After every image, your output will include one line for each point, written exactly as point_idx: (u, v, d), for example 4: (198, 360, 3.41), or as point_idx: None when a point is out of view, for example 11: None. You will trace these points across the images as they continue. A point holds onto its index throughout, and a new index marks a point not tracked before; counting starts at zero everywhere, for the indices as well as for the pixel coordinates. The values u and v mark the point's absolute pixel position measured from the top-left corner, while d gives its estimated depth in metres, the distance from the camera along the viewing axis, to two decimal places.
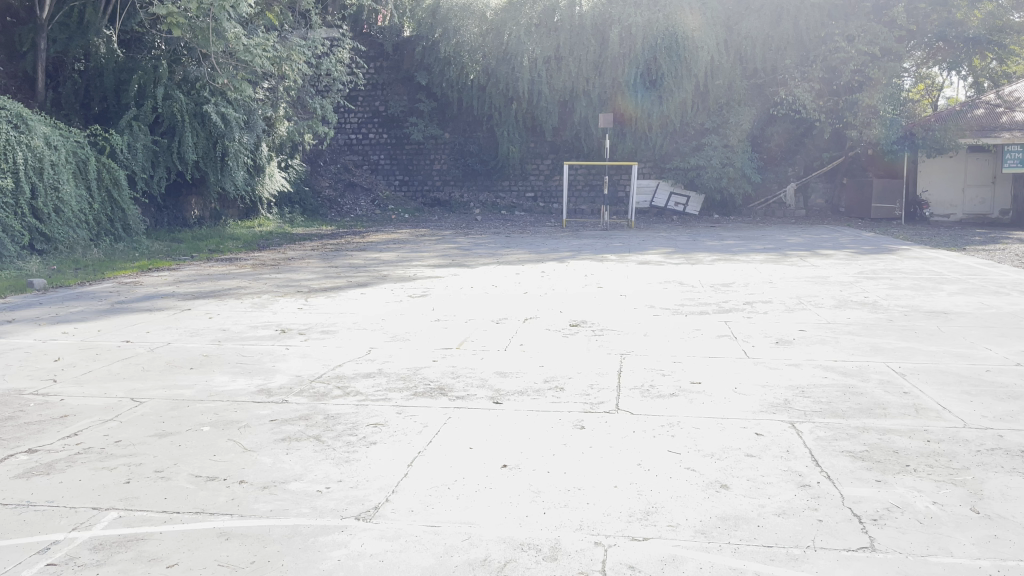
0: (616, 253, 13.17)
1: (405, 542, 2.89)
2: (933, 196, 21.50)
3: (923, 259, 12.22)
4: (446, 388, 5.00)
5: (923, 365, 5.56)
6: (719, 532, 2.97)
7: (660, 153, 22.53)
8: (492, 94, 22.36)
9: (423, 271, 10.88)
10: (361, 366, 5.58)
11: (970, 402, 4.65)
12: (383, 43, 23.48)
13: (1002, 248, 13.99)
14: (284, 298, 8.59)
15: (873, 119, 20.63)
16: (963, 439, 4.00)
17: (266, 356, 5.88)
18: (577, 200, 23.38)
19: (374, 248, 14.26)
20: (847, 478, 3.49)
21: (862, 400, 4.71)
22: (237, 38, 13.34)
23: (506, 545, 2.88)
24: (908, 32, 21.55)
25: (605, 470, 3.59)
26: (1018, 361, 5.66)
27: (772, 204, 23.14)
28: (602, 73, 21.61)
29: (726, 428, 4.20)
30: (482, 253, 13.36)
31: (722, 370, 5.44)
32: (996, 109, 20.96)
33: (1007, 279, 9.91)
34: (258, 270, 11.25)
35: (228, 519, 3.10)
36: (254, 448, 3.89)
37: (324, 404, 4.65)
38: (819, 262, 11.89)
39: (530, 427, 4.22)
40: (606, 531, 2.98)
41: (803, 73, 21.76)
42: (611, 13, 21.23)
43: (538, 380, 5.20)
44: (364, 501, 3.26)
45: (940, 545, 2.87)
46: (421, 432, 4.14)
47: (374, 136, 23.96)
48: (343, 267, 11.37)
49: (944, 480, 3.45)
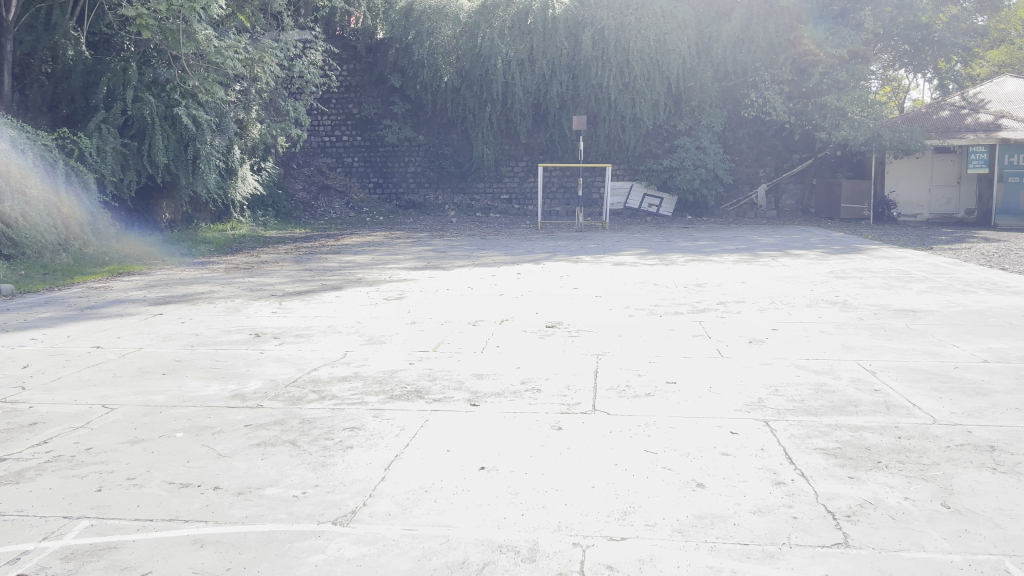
0: (591, 255, 13.24)
1: (384, 546, 2.88)
2: (900, 196, 21.67)
3: (892, 258, 12.41)
4: (423, 391, 4.99)
5: (893, 363, 5.63)
6: (697, 531, 2.99)
7: (634, 155, 22.71)
8: (466, 97, 22.29)
9: (398, 273, 10.87)
10: (336, 370, 5.54)
11: (939, 398, 4.74)
12: (356, 44, 23.32)
13: (968, 248, 14.24)
14: (258, 302, 8.53)
15: (841, 120, 20.74)
16: (933, 435, 4.07)
17: (240, 360, 5.82)
18: (551, 201, 23.44)
19: (348, 250, 14.32)
20: (820, 475, 3.54)
21: (834, 398, 4.77)
22: (207, 40, 13.20)
23: (484, 548, 2.87)
24: (875, 36, 21.86)
25: (583, 471, 3.61)
26: (985, 358, 5.76)
27: (744, 205, 23.47)
28: (576, 76, 21.71)
29: (701, 427, 4.24)
30: (458, 255, 13.34)
31: (698, 370, 5.48)
32: (960, 110, 21.49)
33: (973, 278, 10.09)
34: (231, 273, 11.16)
35: (203, 526, 3.07)
36: (229, 454, 3.85)
37: (299, 408, 4.62)
38: (791, 262, 12.01)
39: (507, 429, 4.23)
40: (584, 531, 3.00)
41: (773, 76, 21.97)
42: (584, 16, 21.34)
43: (515, 382, 5.19)
44: (341, 506, 3.24)
45: (913, 540, 2.91)
46: (399, 435, 4.13)
47: (348, 139, 23.84)
48: (316, 270, 11.30)
49: (915, 476, 3.51)
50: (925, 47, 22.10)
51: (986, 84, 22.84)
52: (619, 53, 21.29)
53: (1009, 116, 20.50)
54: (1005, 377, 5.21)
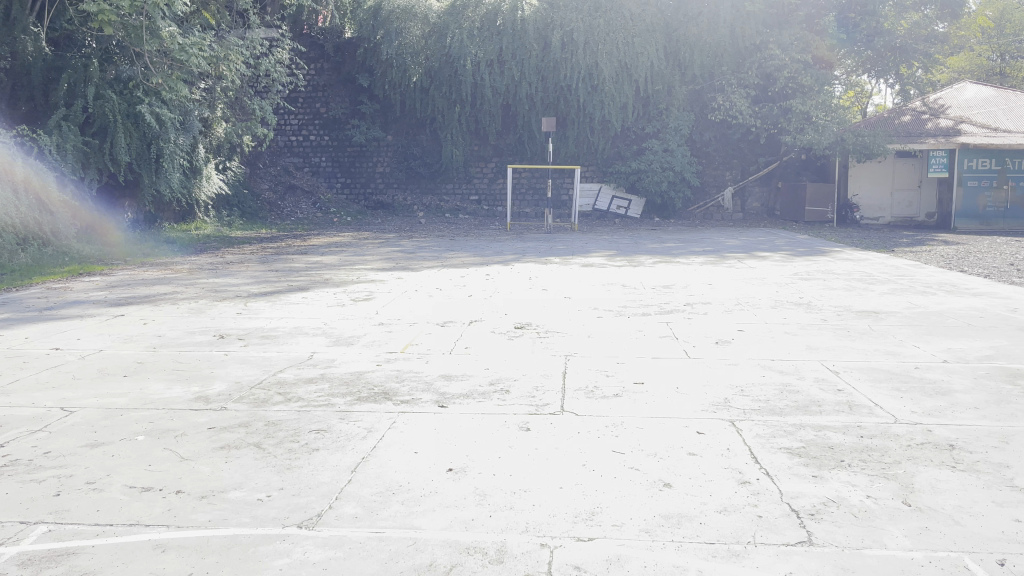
0: (560, 256, 13.33)
1: (350, 549, 2.85)
2: (863, 200, 22.00)
3: (854, 260, 12.65)
4: (391, 392, 4.96)
5: (856, 363, 5.73)
6: (663, 530, 3.01)
7: (602, 157, 22.85)
8: (435, 96, 22.19)
9: (366, 274, 10.80)
10: (302, 371, 5.49)
11: (899, 398, 4.83)
12: (324, 44, 23.18)
13: (927, 250, 14.59)
14: (222, 303, 8.42)
15: (806, 124, 21.02)
16: (895, 434, 4.14)
17: (204, 362, 5.74)
18: (520, 203, 23.48)
19: (315, 250, 14.19)
20: (785, 474, 3.58)
21: (798, 398, 4.84)
22: (172, 37, 13.12)
23: (451, 549, 2.86)
24: (839, 41, 22.24)
25: (551, 472, 3.61)
26: (945, 358, 5.88)
27: (711, 208, 23.81)
28: (545, 77, 21.72)
29: (668, 427, 4.26)
30: (427, 256, 13.33)
31: (665, 370, 5.53)
32: (922, 115, 21.90)
33: (932, 279, 10.32)
34: (195, 274, 10.99)
35: (165, 530, 3.01)
36: (192, 457, 3.80)
37: (264, 410, 4.56)
38: (756, 263, 12.19)
39: (475, 430, 4.21)
40: (552, 532, 3.00)
41: (739, 80, 22.12)
42: (553, 18, 21.33)
43: (484, 383, 5.19)
44: (306, 509, 3.20)
45: (875, 537, 2.96)
46: (366, 437, 4.10)
47: (315, 138, 23.64)
48: (282, 271, 11.20)
49: (877, 475, 3.57)
50: (888, 53, 22.67)
51: (946, 90, 23.31)
52: (587, 54, 21.28)
53: (968, 122, 20.92)
54: (965, 377, 5.32)
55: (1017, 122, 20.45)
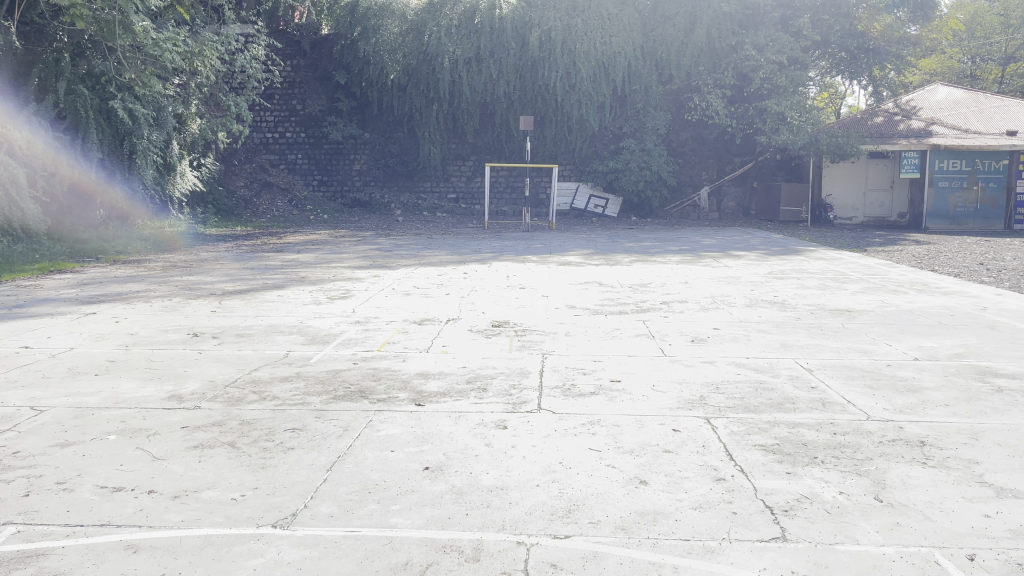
0: (537, 254, 13.35)
1: (325, 549, 2.83)
2: (837, 200, 22.17)
3: (828, 259, 12.81)
4: (367, 391, 4.94)
5: (829, 361, 5.80)
6: (639, 527, 3.02)
7: (580, 156, 22.92)
8: (413, 94, 22.10)
9: (342, 273, 10.75)
10: (277, 370, 5.44)
11: (872, 395, 4.89)
12: (301, 40, 23.05)
13: (899, 249, 14.82)
14: (196, 301, 8.32)
15: (781, 125, 21.20)
16: (867, 431, 4.19)
17: (177, 361, 5.67)
18: (498, 201, 23.49)
19: (291, 249, 14.06)
20: (759, 471, 3.61)
21: (772, 395, 4.89)
22: (144, 32, 13.01)
23: (427, 548, 2.85)
24: (813, 42, 22.51)
25: (529, 470, 3.61)
26: (916, 356, 5.97)
27: (687, 207, 24.01)
28: (523, 75, 21.72)
29: (645, 425, 4.28)
30: (404, 254, 13.29)
31: (642, 369, 5.53)
32: (894, 117, 22.21)
33: (904, 278, 10.46)
34: (169, 272, 10.86)
35: (137, 531, 2.97)
36: (164, 456, 3.75)
37: (239, 409, 4.52)
38: (732, 262, 12.31)
39: (451, 428, 4.20)
40: (528, 530, 3.00)
41: (716, 80, 22.27)
42: (530, 16, 21.27)
43: (461, 381, 5.18)
44: (281, 509, 3.17)
45: (847, 533, 2.99)
46: (342, 435, 4.07)
47: (291, 135, 23.44)
48: (257, 269, 11.09)
49: (849, 471, 3.61)
50: (861, 55, 22.51)
51: (919, 92, 23.62)
52: (565, 54, 21.28)
53: (940, 123, 21.22)
54: (935, 375, 5.39)
55: (986, 125, 20.76)
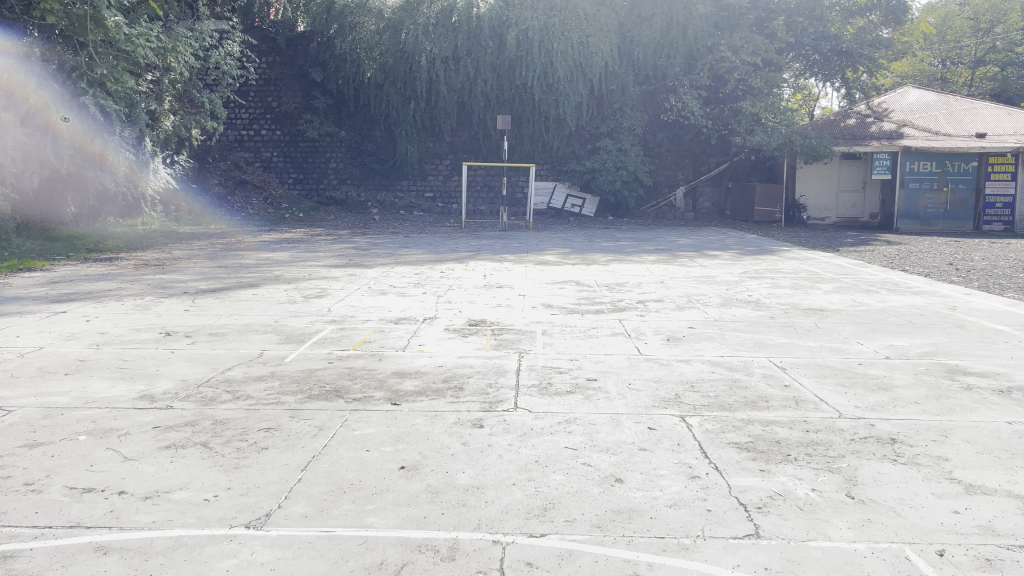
0: (514, 254, 13.35)
1: (298, 549, 2.81)
2: (810, 201, 22.30)
3: (801, 259, 12.94)
4: (342, 390, 4.91)
5: (802, 359, 5.86)
6: (615, 525, 3.03)
7: (557, 156, 23.01)
8: (390, 93, 22.00)
9: (318, 271, 10.67)
10: (251, 369, 5.38)
11: (844, 393, 4.95)
12: (276, 37, 22.83)
13: (871, 249, 15.00)
14: (169, 300, 8.23)
15: (755, 126, 21.36)
16: (839, 429, 4.24)
17: (149, 360, 5.60)
18: (475, 200, 23.52)
19: (266, 247, 13.92)
20: (733, 468, 3.64)
21: (746, 394, 4.93)
22: (117, 27, 13.03)
23: (402, 547, 2.84)
24: (787, 44, 22.71)
25: (505, 469, 3.61)
26: (888, 354, 6.06)
27: (663, 207, 24.19)
28: (500, 74, 21.71)
29: (621, 423, 4.30)
30: (380, 253, 13.23)
31: (618, 368, 5.55)
32: (866, 119, 22.53)
33: (876, 278, 10.60)
34: (141, 270, 10.73)
35: (106, 532, 2.93)
36: (135, 457, 3.70)
37: (212, 408, 4.47)
38: (707, 262, 12.39)
39: (427, 428, 4.19)
40: (505, 529, 3.00)
41: (691, 81, 22.42)
42: (508, 16, 21.22)
43: (438, 380, 5.17)
44: (254, 509, 3.14)
45: (819, 530, 3.03)
46: (316, 435, 4.04)
47: (266, 134, 23.29)
48: (231, 267, 10.99)
49: (822, 468, 3.66)
50: (834, 58, 22.65)
51: (891, 94, 23.95)
52: (543, 53, 21.24)
53: (911, 125, 21.51)
54: (905, 373, 5.47)
55: (956, 128, 21.09)
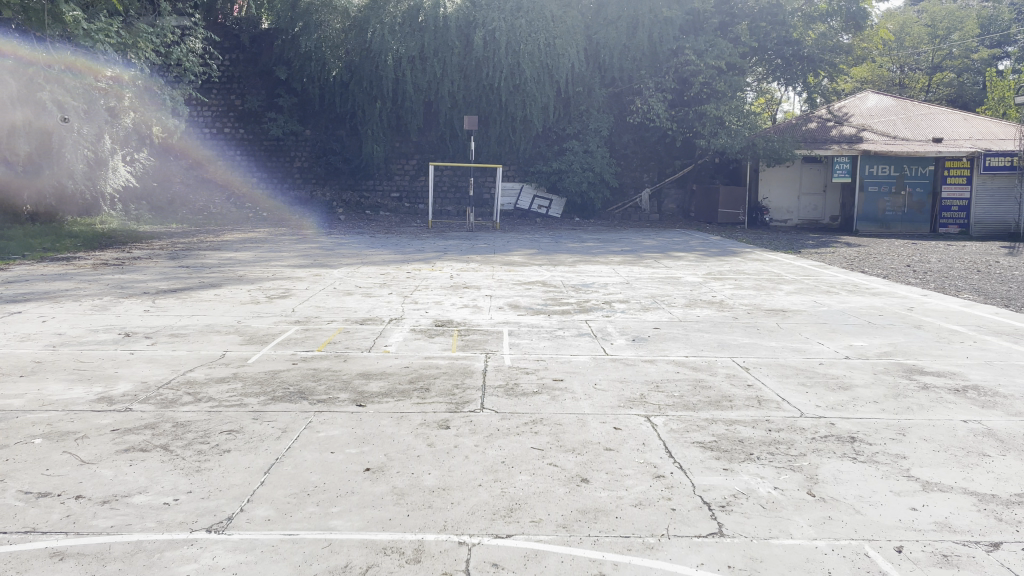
0: (482, 254, 13.36)
1: (261, 553, 2.78)
2: (772, 203, 22.56)
3: (764, 261, 13.12)
4: (307, 392, 4.85)
5: (765, 359, 5.95)
6: (581, 525, 3.04)
7: (524, 158, 23.06)
8: (355, 92, 21.84)
9: (282, 272, 10.54)
10: (213, 371, 5.31)
11: (805, 393, 5.02)
12: (239, 34, 22.60)
13: (832, 251, 15.27)
14: (129, 299, 8.08)
15: (719, 129, 21.55)
16: (800, 428, 4.31)
17: (107, 361, 5.49)
18: (442, 201, 23.49)
19: (229, 247, 13.74)
20: (697, 467, 3.68)
21: (710, 393, 4.99)
22: (76, 22, 13.71)
23: (368, 550, 2.82)
24: (751, 49, 22.95)
25: (471, 470, 3.60)
26: (848, 354, 6.17)
27: (629, 208, 24.41)
28: (466, 74, 21.68)
29: (587, 423, 4.32)
30: (346, 253, 13.15)
31: (584, 369, 5.57)
32: (827, 123, 22.93)
33: (837, 279, 10.80)
34: (100, 269, 10.50)
35: (62, 538, 2.86)
36: (93, 460, 3.62)
37: (172, 411, 4.40)
38: (673, 264, 12.50)
39: (391, 429, 4.16)
40: (470, 530, 2.99)
41: (657, 83, 22.63)
42: (475, 16, 21.21)
43: (404, 381, 5.14)
44: (215, 512, 3.09)
45: (781, 528, 3.06)
46: (279, 438, 4.00)
47: (229, 132, 23.03)
48: (193, 267, 10.82)
49: (784, 466, 3.71)
50: (795, 62, 23.12)
51: (850, 99, 24.39)
52: (509, 54, 21.26)
53: (870, 130, 21.94)
54: (865, 373, 5.57)
55: (914, 132, 21.53)
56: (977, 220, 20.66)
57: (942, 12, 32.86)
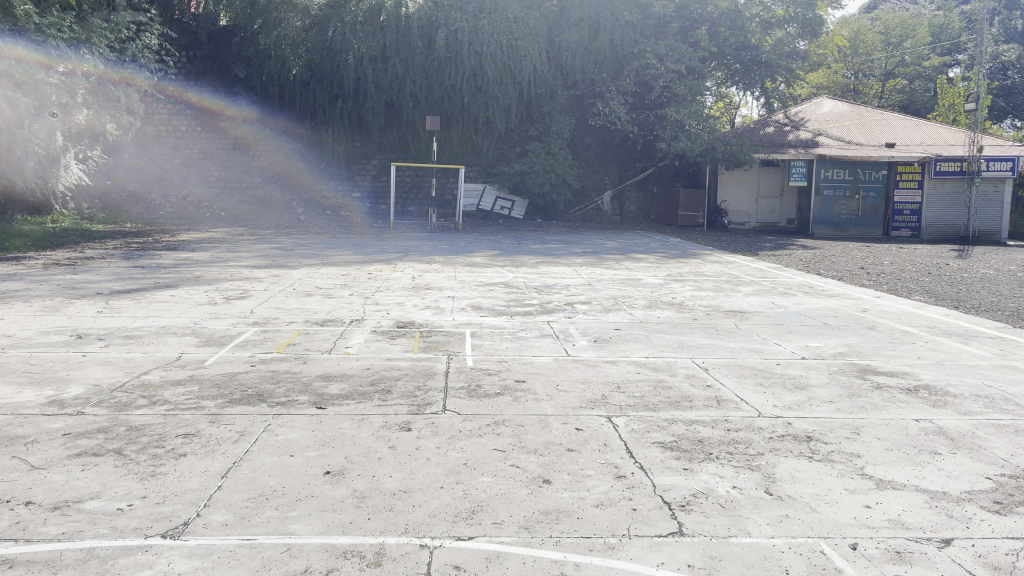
0: (443, 255, 13.35)
1: (218, 558, 2.73)
2: (731, 206, 22.85)
3: (722, 263, 13.31)
4: (266, 394, 4.78)
5: (724, 360, 6.02)
6: (542, 526, 3.05)
7: (486, 159, 23.23)
8: (316, 90, 21.63)
9: (240, 272, 10.38)
10: (169, 373, 5.20)
11: (762, 393, 5.10)
12: (197, 31, 22.31)
13: (788, 253, 15.58)
14: (81, 300, 7.90)
15: (679, 131, 21.77)
16: (758, 427, 4.37)
17: (58, 364, 5.35)
18: (404, 201, 23.45)
19: (185, 247, 13.51)
20: (658, 467, 3.71)
21: (671, 394, 5.04)
22: (26, 16, 13.39)
23: (328, 554, 2.79)
24: (710, 54, 23.26)
25: (432, 471, 3.59)
26: (804, 355, 6.29)
27: (590, 211, 24.64)
28: (428, 75, 21.47)
29: (549, 424, 4.32)
30: (305, 253, 13.05)
31: (546, 370, 5.59)
32: (783, 127, 23.33)
33: (794, 281, 10.99)
34: (51, 269, 10.26)
35: (12, 545, 2.78)
36: (43, 465, 3.52)
37: (126, 414, 4.30)
38: (634, 265, 12.60)
39: (352, 432, 4.12)
40: (432, 532, 2.98)
41: (618, 86, 22.80)
42: (437, 17, 20.98)
43: (365, 383, 5.11)
44: (171, 517, 3.04)
45: (740, 526, 3.11)
46: (237, 441, 3.93)
47: (185, 129, 22.58)
48: (149, 267, 10.62)
49: (743, 466, 3.77)
50: (754, 67, 23.43)
51: (806, 104, 24.88)
52: (472, 54, 21.11)
53: (825, 134, 22.36)
54: (821, 373, 5.69)
55: (867, 138, 22.02)
56: (929, 223, 21.24)
57: (895, 20, 33.31)
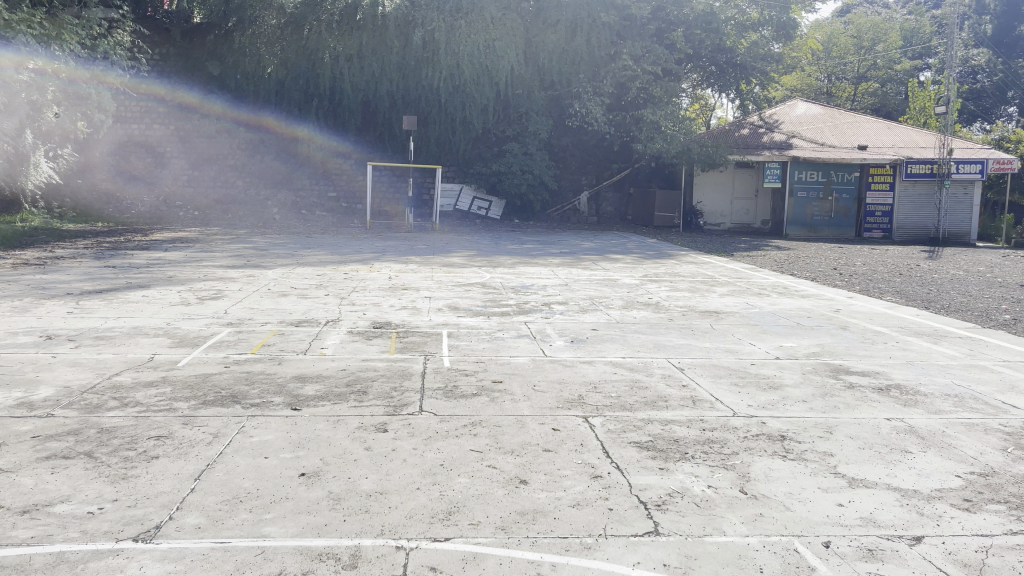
0: (420, 255, 13.32)
1: (190, 562, 2.69)
2: (706, 207, 23.04)
3: (698, 263, 13.42)
4: (240, 396, 4.74)
5: (699, 360, 6.06)
6: (518, 526, 3.05)
7: (463, 158, 23.18)
8: (291, 89, 21.59)
9: (214, 272, 10.28)
10: (141, 374, 5.14)
11: (737, 393, 5.14)
12: (171, 28, 21.91)
13: (762, 254, 15.74)
14: (51, 300, 7.77)
15: (656, 133, 21.66)
16: (733, 427, 4.40)
17: (27, 365, 5.26)
18: (380, 201, 23.34)
19: (158, 247, 13.36)
20: (633, 467, 3.73)
21: (647, 394, 5.06)
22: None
23: (303, 556, 2.77)
24: (686, 55, 23.36)
25: (408, 472, 3.58)
26: (778, 355, 6.35)
27: (567, 211, 24.76)
28: (405, 75, 21.39)
29: (526, 425, 4.32)
30: (281, 253, 12.96)
31: (523, 370, 5.59)
32: (758, 129, 23.53)
33: (768, 282, 11.10)
34: (20, 269, 10.10)
35: None
36: (11, 468, 3.46)
37: (97, 416, 4.24)
38: (610, 266, 12.65)
39: (328, 434, 4.08)
40: (408, 534, 2.97)
41: (595, 86, 22.85)
42: (413, 16, 20.84)
43: (341, 384, 5.08)
44: (143, 521, 2.99)
45: (715, 525, 3.13)
46: (211, 443, 3.89)
47: (158, 128, 22.37)
48: (121, 267, 10.48)
49: (718, 465, 3.79)
50: (729, 69, 23.60)
51: (780, 106, 25.14)
52: (449, 54, 21.10)
53: (799, 136, 22.58)
54: (794, 372, 5.74)
55: (840, 140, 22.28)
56: (900, 224, 21.54)
57: (867, 24, 33.77)
